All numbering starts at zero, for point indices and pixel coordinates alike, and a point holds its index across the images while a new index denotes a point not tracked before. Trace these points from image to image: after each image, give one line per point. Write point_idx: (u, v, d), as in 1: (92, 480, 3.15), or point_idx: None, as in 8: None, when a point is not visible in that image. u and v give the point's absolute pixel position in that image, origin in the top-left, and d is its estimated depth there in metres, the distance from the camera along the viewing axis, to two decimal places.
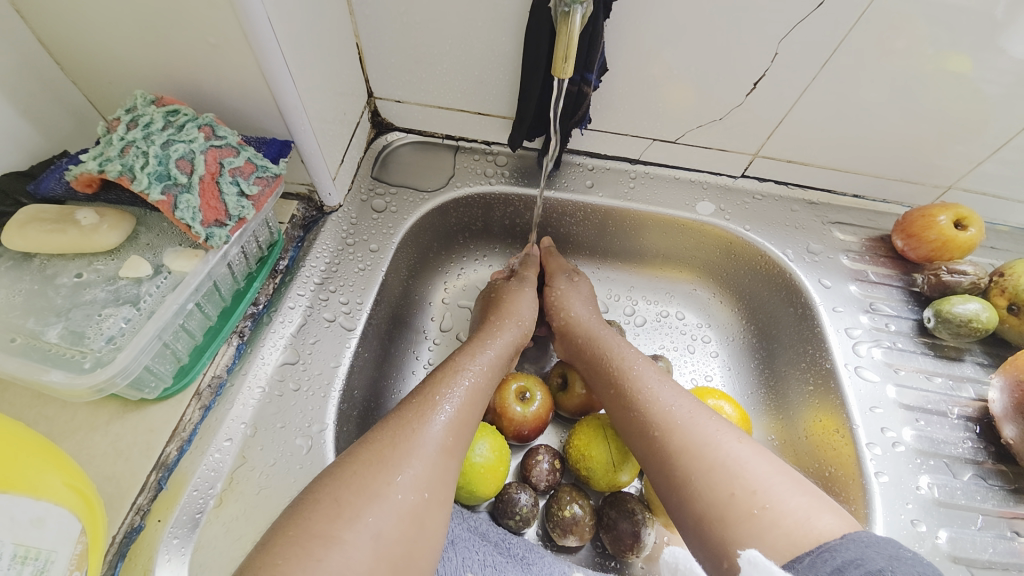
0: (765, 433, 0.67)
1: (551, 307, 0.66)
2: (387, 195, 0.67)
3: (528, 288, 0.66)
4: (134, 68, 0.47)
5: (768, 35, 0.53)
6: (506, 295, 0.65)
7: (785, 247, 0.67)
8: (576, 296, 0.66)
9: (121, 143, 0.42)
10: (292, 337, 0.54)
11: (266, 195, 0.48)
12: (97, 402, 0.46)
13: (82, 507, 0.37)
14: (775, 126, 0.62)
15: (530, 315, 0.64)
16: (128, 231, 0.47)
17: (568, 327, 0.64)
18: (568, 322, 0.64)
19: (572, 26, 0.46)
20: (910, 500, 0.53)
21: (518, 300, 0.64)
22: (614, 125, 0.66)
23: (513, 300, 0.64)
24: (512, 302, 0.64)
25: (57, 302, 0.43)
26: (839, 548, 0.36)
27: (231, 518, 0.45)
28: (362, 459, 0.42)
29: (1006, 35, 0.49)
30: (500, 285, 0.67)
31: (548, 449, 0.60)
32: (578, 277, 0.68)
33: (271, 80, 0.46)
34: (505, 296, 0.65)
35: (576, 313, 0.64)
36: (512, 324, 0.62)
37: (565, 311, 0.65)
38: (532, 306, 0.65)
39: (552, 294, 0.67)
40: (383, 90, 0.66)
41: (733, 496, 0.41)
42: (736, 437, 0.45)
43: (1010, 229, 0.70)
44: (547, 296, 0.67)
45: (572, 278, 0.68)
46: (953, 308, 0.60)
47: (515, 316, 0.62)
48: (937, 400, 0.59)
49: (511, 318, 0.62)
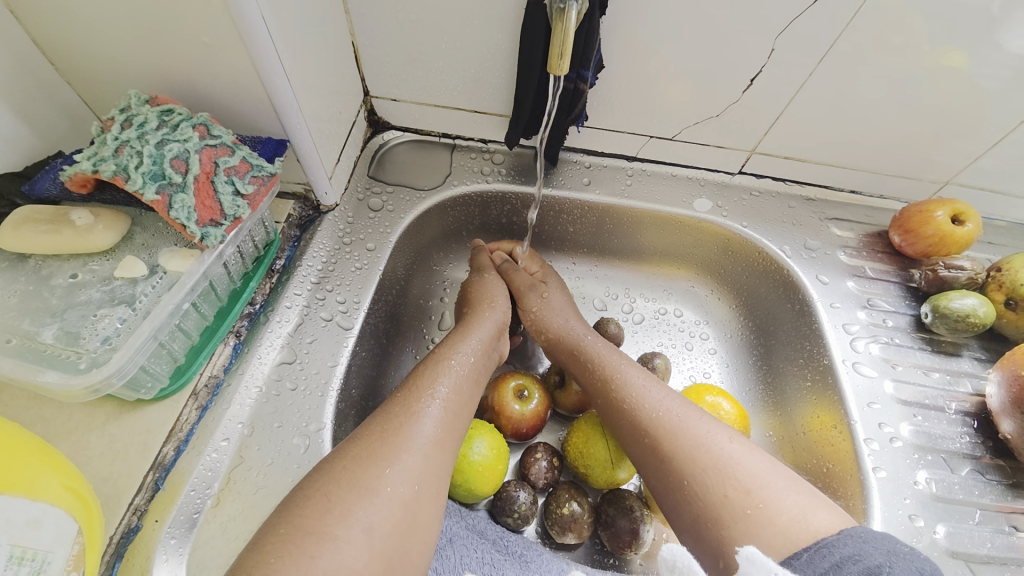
0: (763, 429, 0.67)
1: (532, 326, 0.66)
2: (384, 193, 0.67)
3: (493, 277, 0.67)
4: (129, 67, 0.47)
5: (764, 31, 0.52)
6: (477, 287, 0.66)
7: (782, 243, 0.67)
8: (553, 310, 0.65)
9: (115, 143, 0.42)
10: (288, 337, 0.54)
11: (261, 194, 0.48)
12: (93, 403, 0.46)
13: (78, 507, 0.37)
14: (772, 122, 0.62)
15: (502, 296, 0.65)
16: (123, 231, 0.46)
17: (551, 344, 0.63)
18: (549, 340, 0.63)
19: (567, 22, 0.46)
20: (907, 495, 0.53)
21: (487, 287, 0.65)
22: (610, 123, 0.66)
23: (494, 298, 0.64)
24: (482, 287, 0.65)
25: (52, 303, 0.43)
26: (837, 543, 0.36)
27: (228, 518, 0.45)
28: (350, 455, 0.42)
29: (1003, 30, 0.49)
30: (472, 280, 0.67)
31: (546, 446, 0.60)
32: (547, 289, 0.67)
33: (265, 78, 0.46)
34: (476, 287, 0.66)
35: (555, 330, 0.63)
36: (489, 309, 0.62)
37: (549, 319, 0.64)
38: (502, 288, 0.66)
39: (529, 315, 0.66)
40: (379, 89, 0.66)
41: (728, 497, 0.41)
42: (728, 437, 0.45)
43: (1008, 224, 0.70)
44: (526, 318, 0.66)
45: (541, 293, 0.66)
46: (950, 304, 0.60)
47: (488, 299, 0.63)
48: (934, 395, 0.59)
49: (485, 302, 0.63)
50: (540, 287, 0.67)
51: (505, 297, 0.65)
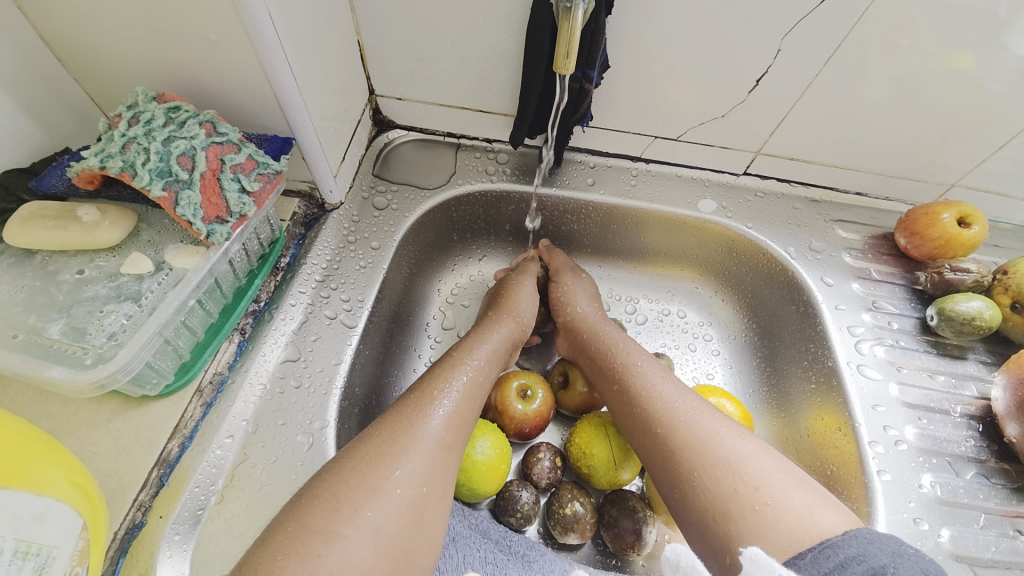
0: (766, 431, 0.67)
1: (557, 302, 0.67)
2: (388, 192, 0.67)
3: (530, 284, 0.67)
4: (136, 65, 0.47)
5: (769, 32, 0.52)
6: (511, 286, 0.66)
7: (786, 245, 0.67)
8: (581, 292, 0.66)
9: (123, 139, 0.43)
10: (293, 335, 0.54)
11: (267, 191, 0.48)
12: (98, 399, 0.46)
13: (84, 503, 0.37)
14: (777, 124, 0.62)
15: (529, 312, 0.64)
16: (129, 227, 0.47)
17: (572, 322, 0.64)
18: (571, 319, 0.64)
19: (574, 22, 0.46)
20: (911, 498, 0.53)
21: (521, 292, 0.65)
22: (615, 123, 0.66)
23: (517, 303, 0.64)
24: (512, 295, 0.64)
25: (59, 299, 0.43)
26: (842, 543, 0.36)
27: (232, 515, 0.45)
28: (361, 455, 0.41)
29: (1010, 32, 0.49)
30: (507, 279, 0.67)
31: (549, 446, 0.60)
32: (582, 275, 0.69)
33: (272, 76, 0.46)
34: (509, 291, 0.65)
35: (581, 311, 0.64)
36: (511, 320, 0.62)
37: (576, 299, 0.66)
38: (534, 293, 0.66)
39: (558, 291, 0.67)
40: (384, 88, 0.66)
41: (737, 490, 0.41)
42: (739, 434, 0.45)
43: (1013, 227, 0.70)
44: (554, 292, 0.67)
45: (577, 275, 0.68)
46: (956, 306, 0.60)
47: (512, 311, 0.63)
48: (939, 399, 0.59)
49: (508, 313, 0.62)
50: (576, 270, 0.69)
51: (531, 313, 0.64)
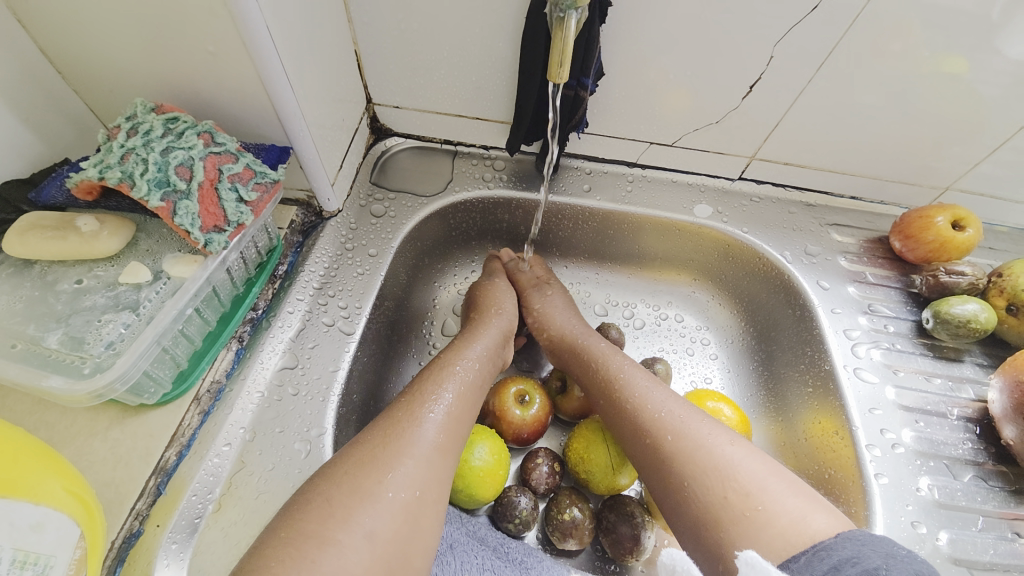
0: (765, 434, 0.67)
1: (534, 325, 0.66)
2: (386, 200, 0.67)
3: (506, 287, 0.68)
4: (136, 77, 0.48)
5: (762, 38, 0.53)
6: (489, 291, 0.66)
7: (783, 248, 0.68)
8: (558, 307, 0.67)
9: (121, 150, 0.43)
10: (291, 342, 0.55)
11: (264, 201, 0.49)
12: (97, 408, 0.47)
13: (81, 512, 0.37)
14: (772, 130, 0.63)
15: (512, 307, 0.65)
16: (128, 237, 0.47)
17: (553, 342, 0.64)
18: (551, 339, 0.64)
19: (567, 31, 0.46)
20: (909, 502, 0.53)
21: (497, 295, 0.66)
22: (611, 129, 0.66)
23: (500, 303, 0.65)
24: (493, 297, 0.65)
25: (57, 308, 0.43)
26: (836, 545, 0.36)
27: (229, 523, 0.45)
28: (353, 459, 0.42)
29: (1002, 36, 0.49)
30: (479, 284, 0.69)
31: (548, 452, 0.60)
32: (551, 289, 0.69)
33: (270, 87, 0.47)
34: (486, 293, 0.66)
35: (557, 329, 0.64)
36: (495, 316, 0.63)
37: (551, 318, 0.65)
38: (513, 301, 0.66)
39: (532, 315, 0.67)
40: (381, 97, 0.66)
41: (727, 498, 0.41)
42: (728, 439, 0.45)
43: (1009, 229, 0.70)
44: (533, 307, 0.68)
45: (544, 292, 0.68)
46: (951, 309, 0.60)
47: (497, 310, 0.63)
48: (936, 401, 0.59)
49: (493, 309, 0.63)
50: (543, 285, 0.69)
51: (513, 307, 0.65)
